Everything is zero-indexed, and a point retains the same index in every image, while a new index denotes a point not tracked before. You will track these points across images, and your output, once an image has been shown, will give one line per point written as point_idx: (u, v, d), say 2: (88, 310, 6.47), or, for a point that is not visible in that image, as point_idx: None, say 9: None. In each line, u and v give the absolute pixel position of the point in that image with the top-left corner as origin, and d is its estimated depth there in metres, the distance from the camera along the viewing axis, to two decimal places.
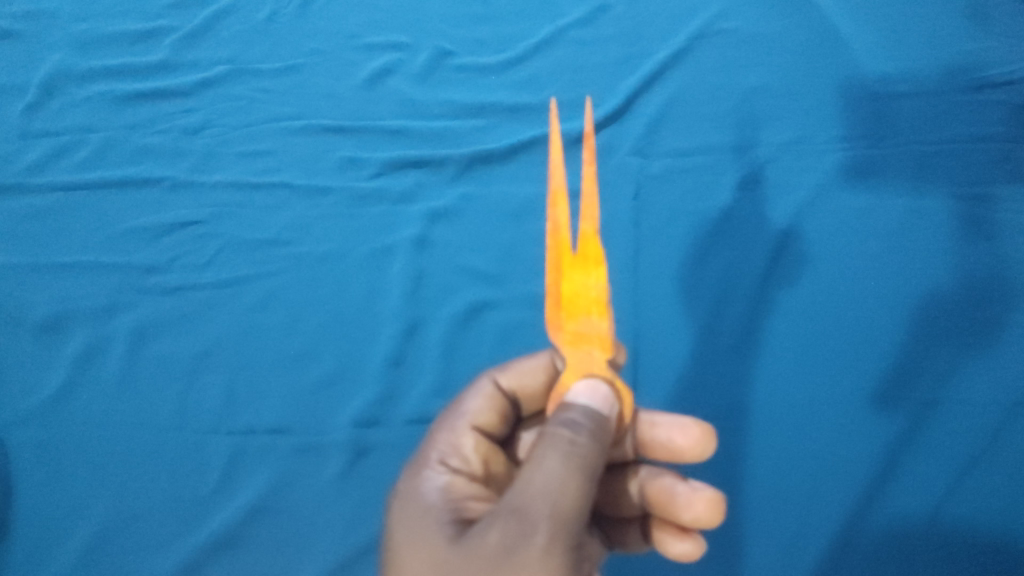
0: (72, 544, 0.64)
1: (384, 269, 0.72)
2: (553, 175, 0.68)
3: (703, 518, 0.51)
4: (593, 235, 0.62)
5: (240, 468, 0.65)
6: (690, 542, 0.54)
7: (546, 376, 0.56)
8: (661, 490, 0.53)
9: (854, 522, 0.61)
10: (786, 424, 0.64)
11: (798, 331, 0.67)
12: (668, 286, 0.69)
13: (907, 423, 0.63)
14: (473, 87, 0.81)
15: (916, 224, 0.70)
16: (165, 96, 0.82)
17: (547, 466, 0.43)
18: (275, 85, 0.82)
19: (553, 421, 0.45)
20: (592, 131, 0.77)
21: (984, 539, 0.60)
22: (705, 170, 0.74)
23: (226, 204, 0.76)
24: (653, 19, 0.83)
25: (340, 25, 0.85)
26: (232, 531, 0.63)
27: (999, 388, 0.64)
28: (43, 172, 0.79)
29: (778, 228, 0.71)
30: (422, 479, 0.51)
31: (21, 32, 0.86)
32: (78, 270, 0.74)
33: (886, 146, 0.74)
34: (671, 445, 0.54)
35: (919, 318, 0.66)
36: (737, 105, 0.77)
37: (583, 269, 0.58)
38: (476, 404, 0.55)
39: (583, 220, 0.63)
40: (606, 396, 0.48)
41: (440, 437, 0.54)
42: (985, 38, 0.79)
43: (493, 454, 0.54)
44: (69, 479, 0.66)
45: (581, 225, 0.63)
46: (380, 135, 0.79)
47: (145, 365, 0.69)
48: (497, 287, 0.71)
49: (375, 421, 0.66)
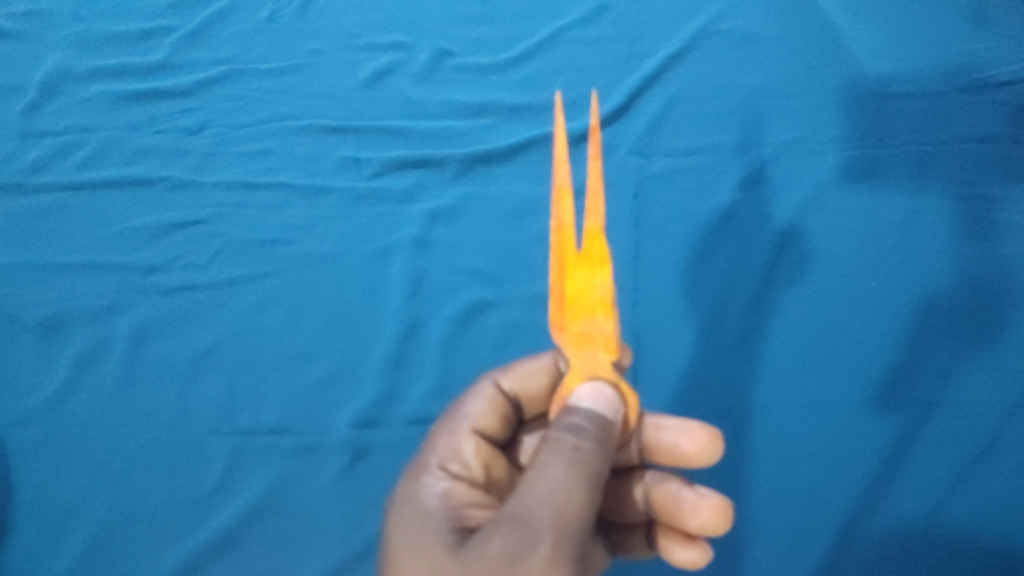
0: (73, 544, 0.64)
1: (384, 270, 0.72)
2: (558, 171, 0.70)
3: (710, 525, 0.51)
4: (597, 232, 0.61)
5: (241, 469, 0.65)
6: (696, 549, 0.55)
7: (548, 378, 0.56)
8: (667, 496, 0.54)
9: (856, 523, 0.61)
10: (787, 426, 0.64)
11: (799, 331, 0.67)
12: (668, 286, 0.69)
13: (907, 424, 0.63)
14: (473, 87, 0.81)
15: (917, 225, 0.70)
16: (165, 96, 0.82)
17: (551, 472, 0.42)
18: (275, 85, 0.82)
19: (556, 426, 0.45)
20: (597, 127, 0.77)
21: (985, 539, 0.60)
22: (706, 170, 0.74)
23: (226, 203, 0.76)
24: (654, 19, 0.83)
25: (339, 25, 0.85)
26: (233, 530, 0.63)
27: (1001, 389, 0.64)
28: (43, 172, 0.78)
29: (779, 228, 0.70)
30: (422, 485, 0.51)
31: (19, 31, 0.86)
32: (78, 270, 0.73)
33: (887, 146, 0.73)
34: (676, 450, 0.54)
35: (921, 318, 0.66)
36: (739, 105, 0.77)
37: (587, 269, 0.57)
38: (477, 408, 0.55)
39: (587, 219, 0.63)
40: (610, 399, 0.48)
41: (440, 442, 0.54)
42: (986, 38, 0.78)
43: (494, 459, 0.54)
44: (69, 479, 0.66)
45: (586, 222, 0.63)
46: (380, 134, 0.79)
47: (145, 366, 0.69)
48: (497, 287, 0.71)
49: (375, 422, 0.66)
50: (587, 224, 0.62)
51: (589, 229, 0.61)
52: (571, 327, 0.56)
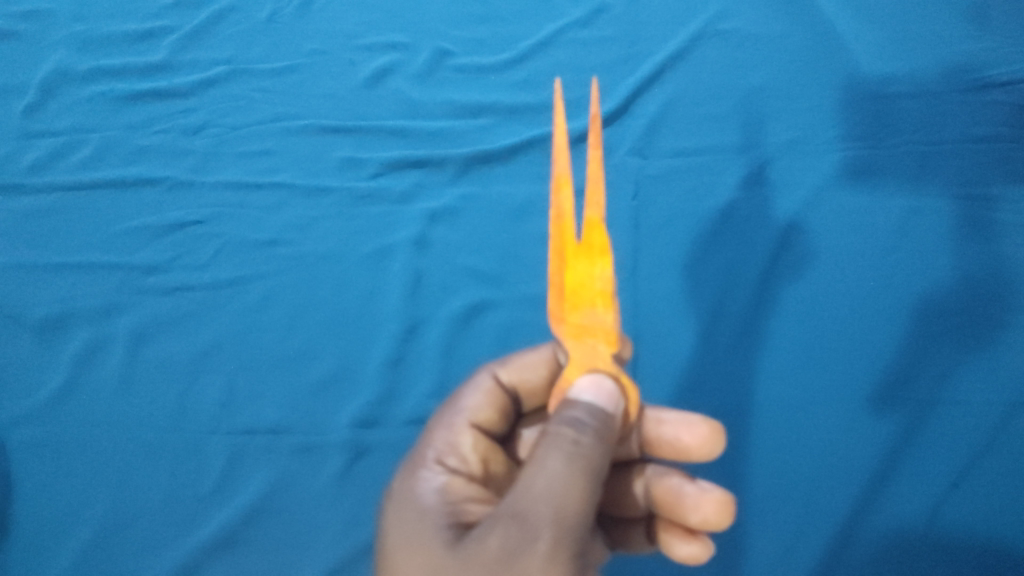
0: (74, 543, 0.64)
1: (384, 270, 0.72)
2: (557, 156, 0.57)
3: (712, 520, 0.51)
4: (599, 222, 0.53)
5: (240, 469, 0.65)
6: (697, 544, 0.54)
7: (547, 370, 0.56)
8: (668, 490, 0.53)
9: (854, 523, 0.61)
10: (785, 426, 0.64)
11: (798, 331, 0.67)
12: (667, 287, 0.69)
13: (906, 423, 0.63)
14: (472, 87, 0.81)
15: (915, 225, 0.70)
16: (165, 96, 0.82)
17: (550, 467, 0.42)
18: (275, 85, 0.82)
19: (556, 419, 0.45)
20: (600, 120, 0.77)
21: (983, 540, 0.60)
22: (705, 170, 0.74)
23: (226, 204, 0.76)
24: (654, 19, 0.83)
25: (339, 25, 0.85)
26: (232, 530, 0.63)
27: (999, 389, 0.64)
28: (42, 172, 0.78)
29: (779, 228, 0.71)
30: (419, 479, 0.51)
31: (20, 31, 0.86)
32: (77, 270, 0.74)
33: (885, 146, 0.74)
34: (678, 443, 0.54)
35: (920, 318, 0.67)
36: (738, 106, 0.77)
37: (587, 257, 0.51)
38: (475, 401, 0.55)
39: (588, 205, 0.53)
40: (611, 392, 0.47)
41: (438, 436, 0.54)
42: (985, 38, 0.78)
43: (492, 453, 0.55)
44: (69, 479, 0.66)
45: (586, 212, 0.53)
46: (379, 134, 0.79)
47: (145, 366, 0.69)
48: (497, 287, 0.71)
49: (374, 422, 0.67)
50: (588, 211, 0.53)
51: (590, 215, 0.53)
52: (570, 319, 0.51)
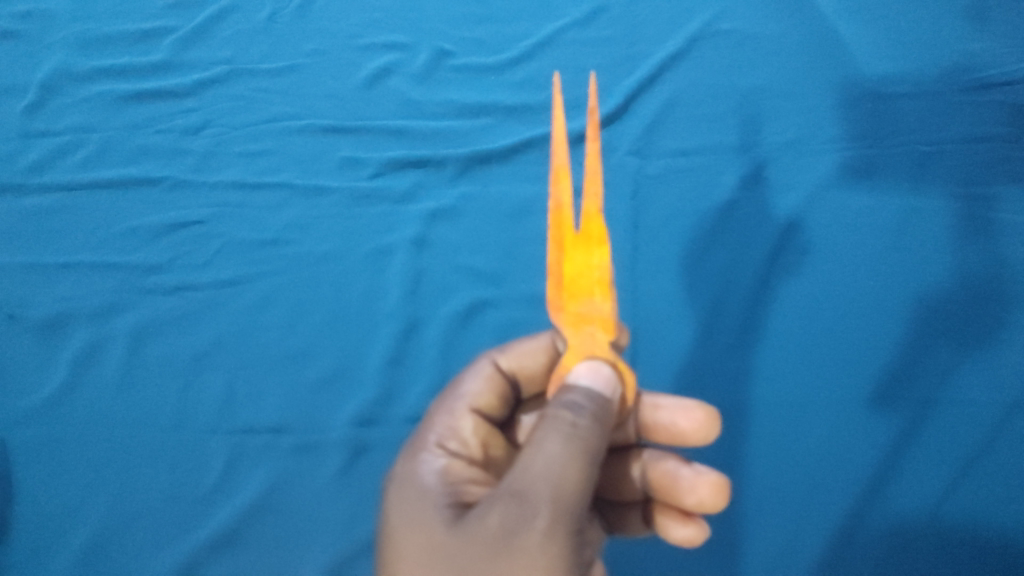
0: (74, 542, 0.64)
1: (384, 269, 0.72)
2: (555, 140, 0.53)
3: (708, 502, 0.52)
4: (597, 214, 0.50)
5: (240, 468, 0.65)
6: (693, 527, 0.55)
7: (546, 358, 0.56)
8: (664, 473, 0.54)
9: (854, 522, 0.61)
10: (784, 425, 0.64)
11: (798, 331, 0.67)
12: (667, 286, 0.69)
13: (905, 423, 0.63)
14: (471, 87, 0.81)
15: (915, 224, 0.70)
16: (165, 96, 0.82)
17: (549, 448, 0.42)
18: (275, 86, 0.82)
19: (555, 403, 0.45)
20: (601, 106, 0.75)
21: (984, 539, 0.60)
22: (704, 169, 0.74)
23: (226, 204, 0.76)
24: (653, 19, 0.83)
25: (339, 25, 0.85)
26: (231, 530, 0.63)
27: (999, 389, 0.64)
28: (42, 172, 0.79)
29: (778, 227, 0.71)
30: (420, 462, 0.51)
31: (20, 31, 0.86)
32: (77, 269, 0.74)
33: (886, 146, 0.74)
34: (674, 428, 0.54)
35: (920, 318, 0.67)
36: (737, 106, 0.77)
37: (586, 248, 0.49)
38: (476, 386, 0.55)
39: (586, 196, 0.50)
40: (608, 377, 0.47)
41: (439, 420, 0.54)
42: (985, 38, 0.78)
43: (492, 438, 0.55)
44: (69, 478, 0.66)
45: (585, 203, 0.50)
46: (380, 134, 0.79)
47: (145, 365, 0.69)
48: (497, 286, 0.71)
49: (374, 421, 0.67)
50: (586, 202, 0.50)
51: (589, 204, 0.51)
52: (568, 308, 0.50)
